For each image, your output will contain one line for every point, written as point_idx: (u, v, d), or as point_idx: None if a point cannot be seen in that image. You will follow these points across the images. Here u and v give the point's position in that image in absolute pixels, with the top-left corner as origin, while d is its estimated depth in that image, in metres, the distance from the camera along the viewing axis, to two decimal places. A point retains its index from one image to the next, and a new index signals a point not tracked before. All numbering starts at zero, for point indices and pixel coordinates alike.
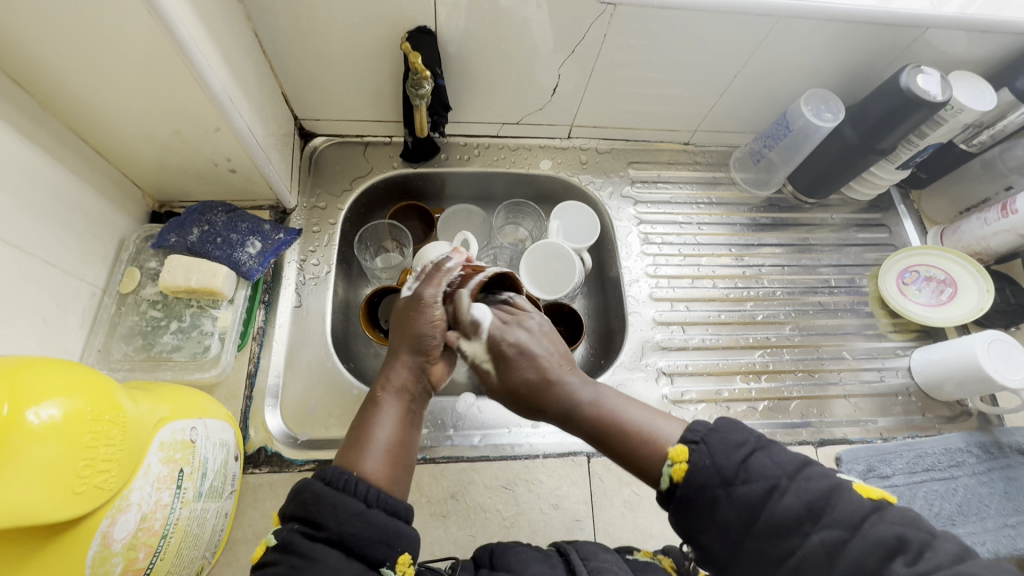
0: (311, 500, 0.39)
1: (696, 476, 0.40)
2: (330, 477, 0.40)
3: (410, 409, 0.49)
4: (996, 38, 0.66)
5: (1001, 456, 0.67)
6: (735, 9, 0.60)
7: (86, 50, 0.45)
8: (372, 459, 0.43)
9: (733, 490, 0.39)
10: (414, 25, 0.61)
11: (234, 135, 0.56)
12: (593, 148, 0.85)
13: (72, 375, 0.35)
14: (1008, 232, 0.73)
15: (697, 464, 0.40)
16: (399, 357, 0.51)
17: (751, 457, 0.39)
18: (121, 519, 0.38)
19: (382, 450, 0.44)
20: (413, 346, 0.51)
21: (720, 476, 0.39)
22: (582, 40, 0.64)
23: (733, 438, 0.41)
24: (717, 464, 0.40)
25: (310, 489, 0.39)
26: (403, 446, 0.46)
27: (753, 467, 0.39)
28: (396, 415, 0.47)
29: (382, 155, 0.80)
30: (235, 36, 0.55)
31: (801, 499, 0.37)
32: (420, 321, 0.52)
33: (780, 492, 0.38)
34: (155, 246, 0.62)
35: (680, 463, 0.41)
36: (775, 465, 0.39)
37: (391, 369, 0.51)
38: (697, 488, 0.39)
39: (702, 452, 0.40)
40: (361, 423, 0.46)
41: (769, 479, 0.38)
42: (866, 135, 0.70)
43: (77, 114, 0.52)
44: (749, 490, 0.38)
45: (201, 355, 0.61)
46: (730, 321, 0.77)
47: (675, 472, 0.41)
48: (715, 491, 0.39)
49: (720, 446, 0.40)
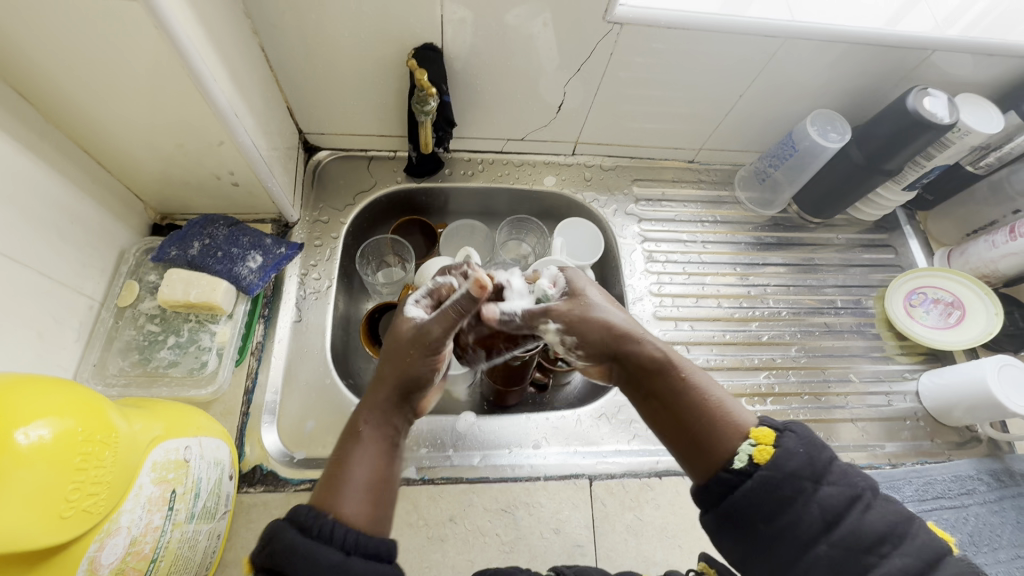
0: (280, 548, 0.34)
1: (785, 460, 0.36)
2: (304, 521, 0.35)
3: (396, 440, 0.43)
4: (1003, 61, 0.66)
5: (1013, 484, 0.66)
6: (741, 29, 0.60)
7: (91, 61, 0.44)
8: (352, 497, 0.38)
9: (820, 488, 0.36)
10: (420, 41, 0.61)
11: (238, 149, 0.56)
12: (597, 165, 0.85)
13: (65, 395, 0.35)
14: (1017, 255, 0.72)
15: (787, 449, 0.37)
16: (386, 389, 0.44)
17: (838, 460, 0.37)
18: (109, 544, 0.37)
19: (361, 485, 0.39)
20: (402, 381, 0.45)
21: (812, 469, 0.36)
22: (588, 58, 0.64)
23: (821, 438, 0.39)
24: (810, 455, 0.37)
25: (279, 538, 0.34)
26: (387, 479, 0.41)
27: (841, 470, 0.37)
28: (378, 448, 0.42)
29: (385, 170, 0.80)
30: (241, 50, 0.55)
31: (887, 519, 0.34)
32: (420, 360, 0.45)
33: (865, 505, 0.35)
34: (154, 259, 0.61)
35: (766, 444, 0.38)
36: (859, 476, 0.37)
37: (375, 403, 0.44)
38: (786, 475, 0.36)
39: (794, 440, 0.38)
40: (339, 460, 0.41)
41: (855, 488, 0.36)
42: (872, 156, 0.69)
43: (81, 126, 0.52)
44: (836, 492, 0.35)
45: (198, 371, 0.60)
46: (734, 341, 0.76)
47: (759, 453, 0.37)
48: (803, 483, 0.36)
49: (809, 439, 0.38)
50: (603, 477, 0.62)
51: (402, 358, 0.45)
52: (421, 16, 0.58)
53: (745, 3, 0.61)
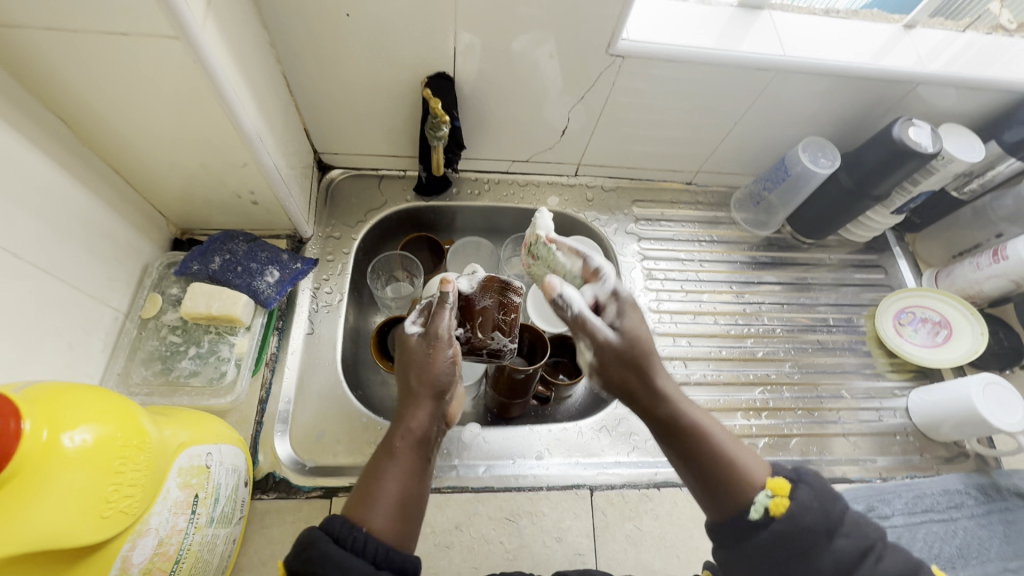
0: (317, 556, 0.37)
1: (802, 515, 0.39)
2: (337, 532, 0.38)
3: (427, 457, 0.45)
4: (983, 94, 0.70)
5: (1000, 498, 0.68)
6: (736, 62, 0.64)
7: (130, 89, 0.48)
8: (384, 513, 0.40)
9: (835, 541, 0.39)
10: (433, 70, 0.65)
11: (260, 169, 0.59)
12: (599, 185, 0.88)
13: (105, 401, 0.37)
14: (1002, 277, 0.75)
15: (802, 503, 0.40)
16: (421, 400, 0.46)
17: (847, 509, 0.40)
18: (140, 544, 0.39)
19: (394, 500, 0.41)
20: (436, 388, 0.47)
21: (826, 523, 0.39)
22: (591, 87, 0.68)
23: (829, 488, 0.42)
24: (823, 508, 0.40)
25: (316, 547, 0.37)
26: (416, 497, 0.42)
27: (852, 523, 0.40)
28: (409, 465, 0.43)
29: (395, 188, 0.83)
30: (266, 77, 0.58)
31: (897, 567, 0.38)
32: (440, 358, 0.48)
33: (877, 556, 0.39)
34: (177, 273, 0.64)
35: (783, 497, 0.40)
36: (869, 527, 0.40)
37: (412, 412, 0.45)
38: (803, 529, 0.39)
39: (808, 493, 0.40)
40: (373, 472, 0.42)
41: (868, 540, 0.39)
42: (861, 182, 0.73)
43: (114, 147, 0.55)
44: (848, 544, 0.39)
45: (217, 381, 0.62)
46: (730, 357, 0.79)
47: (775, 505, 0.40)
48: (819, 537, 0.39)
49: (823, 491, 0.41)
50: (604, 487, 0.64)
51: (432, 365, 0.47)
52: (435, 47, 0.61)
53: (739, 38, 0.65)
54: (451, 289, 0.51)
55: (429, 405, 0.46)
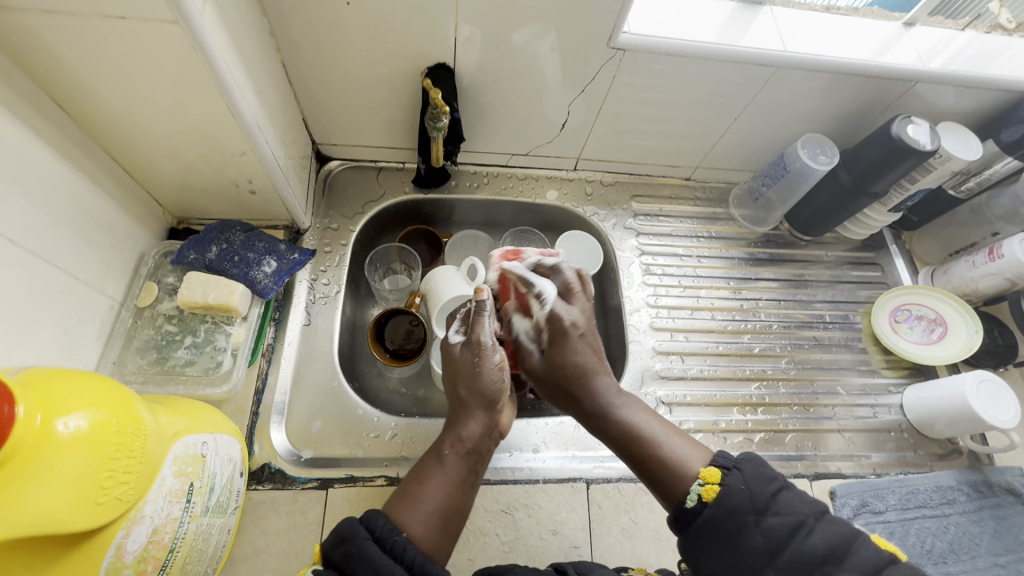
0: (356, 554, 0.40)
1: (729, 498, 0.44)
2: (378, 532, 0.42)
3: (472, 469, 0.50)
4: (982, 93, 0.70)
5: (991, 495, 0.69)
6: (737, 57, 0.64)
7: (128, 75, 0.47)
8: (423, 520, 0.44)
9: (764, 519, 0.43)
10: (433, 61, 0.64)
11: (259, 159, 0.59)
12: (598, 180, 0.88)
13: (100, 388, 0.37)
14: (997, 275, 0.75)
15: (731, 488, 0.45)
16: (472, 412, 0.52)
17: (781, 492, 0.44)
18: (134, 532, 0.39)
19: (433, 508, 0.45)
20: (485, 403, 0.52)
21: (753, 503, 0.44)
22: (592, 80, 0.67)
23: (765, 472, 0.46)
24: (751, 491, 0.44)
25: (357, 544, 0.41)
26: (457, 506, 0.47)
27: (783, 502, 0.44)
28: (456, 475, 0.48)
29: (394, 180, 0.83)
30: (265, 65, 0.58)
31: (825, 540, 0.42)
32: (488, 368, 0.53)
33: (807, 530, 0.42)
34: (175, 262, 0.64)
35: (712, 484, 0.45)
36: (804, 504, 0.44)
37: (463, 424, 0.51)
38: (730, 511, 0.44)
39: (737, 478, 0.45)
40: (420, 477, 0.48)
41: (798, 516, 0.43)
42: (859, 178, 0.73)
43: (111, 135, 0.54)
44: (778, 522, 0.43)
45: (213, 370, 0.62)
46: (727, 353, 0.79)
47: (706, 492, 0.45)
48: (746, 516, 0.43)
49: (754, 475, 0.45)
50: (599, 481, 0.64)
51: (478, 377, 0.53)
52: (436, 38, 0.61)
53: (740, 33, 0.65)
54: (484, 296, 0.57)
55: (480, 417, 0.52)
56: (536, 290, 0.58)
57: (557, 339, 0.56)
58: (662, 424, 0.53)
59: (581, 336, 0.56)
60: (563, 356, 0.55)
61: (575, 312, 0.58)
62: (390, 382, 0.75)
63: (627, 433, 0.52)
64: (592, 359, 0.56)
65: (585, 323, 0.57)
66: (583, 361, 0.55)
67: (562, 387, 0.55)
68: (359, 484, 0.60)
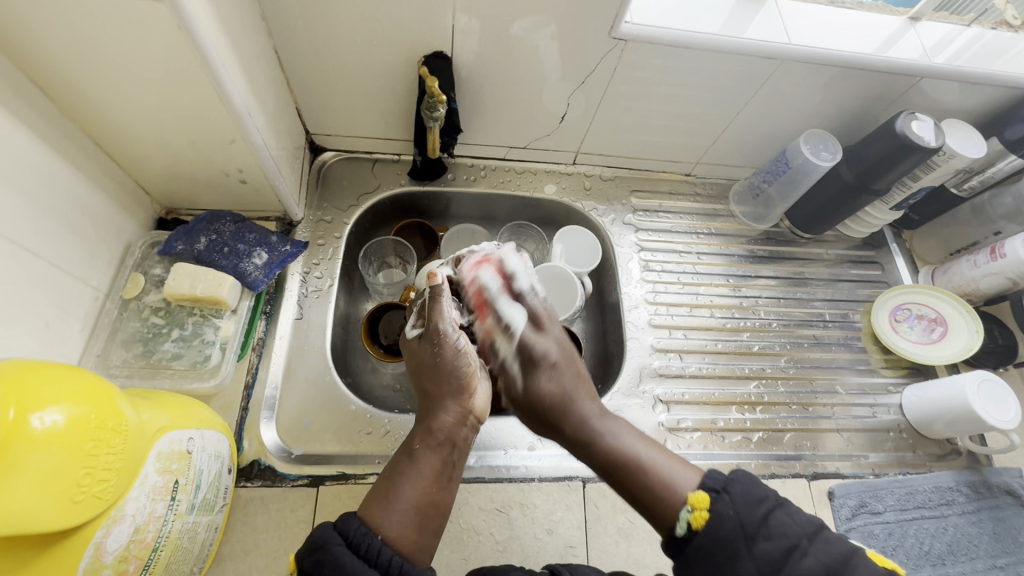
0: (328, 561, 0.39)
1: (718, 526, 0.43)
2: (352, 537, 0.41)
3: (447, 462, 0.48)
4: (987, 90, 0.69)
5: (990, 496, 0.68)
6: (741, 50, 0.62)
7: (111, 57, 0.45)
8: (398, 519, 0.43)
9: (755, 545, 0.42)
10: (430, 50, 0.63)
11: (249, 147, 0.57)
12: (597, 174, 0.87)
13: (78, 381, 0.35)
14: (998, 275, 0.75)
15: (720, 514, 0.44)
16: (442, 404, 0.51)
17: (773, 514, 0.44)
18: (115, 530, 0.38)
19: (409, 507, 0.44)
20: (454, 392, 0.51)
21: (744, 530, 0.43)
22: (592, 72, 0.66)
23: (755, 493, 0.45)
24: (741, 517, 0.43)
25: (329, 550, 0.40)
26: (434, 503, 0.46)
27: (774, 524, 0.43)
28: (431, 471, 0.47)
29: (389, 172, 0.81)
30: (256, 51, 0.56)
31: (820, 562, 0.41)
32: (449, 354, 0.52)
33: (801, 552, 0.42)
34: (161, 253, 0.62)
35: (701, 511, 0.44)
36: (796, 525, 0.43)
37: (433, 417, 0.50)
38: (721, 539, 0.43)
39: (726, 503, 0.44)
40: (392, 476, 0.46)
41: (791, 539, 0.42)
42: (862, 176, 0.72)
43: (94, 120, 0.52)
44: (770, 547, 0.42)
45: (201, 364, 0.60)
46: (726, 351, 0.78)
47: (694, 519, 0.44)
48: (737, 544, 0.42)
49: (743, 498, 0.44)
50: (596, 480, 0.63)
51: (442, 368, 0.52)
52: (432, 25, 0.59)
53: (744, 26, 0.64)
54: (438, 283, 0.52)
55: (451, 408, 0.51)
56: (504, 318, 0.58)
57: (529, 368, 0.56)
58: (650, 444, 0.52)
59: (553, 366, 0.56)
60: (540, 389, 0.55)
61: (549, 341, 0.57)
62: (384, 378, 0.73)
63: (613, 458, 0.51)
64: (567, 386, 0.56)
65: (558, 353, 0.57)
66: (558, 389, 0.55)
67: (543, 420, 0.55)
68: (350, 482, 0.59)
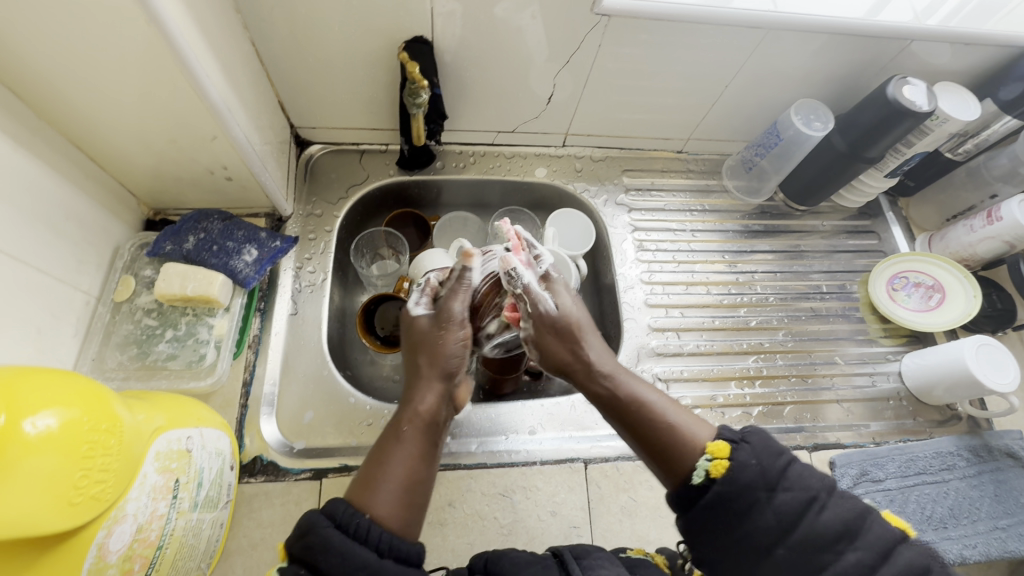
0: (317, 543, 0.38)
1: (739, 473, 0.41)
2: (340, 518, 0.40)
3: (433, 442, 0.47)
4: (981, 50, 0.67)
5: (990, 459, 0.68)
6: (727, 20, 0.61)
7: (83, 59, 0.45)
8: (388, 497, 0.42)
9: (776, 496, 0.41)
10: (410, 35, 0.61)
11: (232, 143, 0.56)
12: (588, 155, 0.86)
13: (69, 385, 0.35)
14: (995, 239, 0.74)
15: (742, 462, 0.42)
16: (429, 384, 0.49)
17: (792, 467, 0.42)
18: (117, 531, 0.38)
19: (397, 486, 0.43)
20: (442, 372, 0.50)
21: (765, 479, 0.41)
22: (578, 50, 0.65)
23: (774, 446, 0.43)
24: (762, 466, 0.42)
25: (318, 533, 0.39)
26: (420, 482, 0.45)
27: (794, 477, 0.42)
28: (418, 451, 0.46)
29: (377, 162, 0.80)
30: (233, 45, 0.55)
31: (839, 516, 0.40)
32: (444, 339, 0.51)
33: (820, 506, 0.41)
34: (150, 254, 0.62)
35: (722, 459, 0.42)
36: (814, 478, 0.42)
37: (420, 397, 0.49)
38: (742, 486, 0.41)
39: (747, 452, 0.42)
40: (379, 456, 0.45)
41: (810, 491, 0.41)
42: (855, 144, 0.71)
43: (72, 123, 0.52)
44: (790, 498, 0.41)
45: (196, 364, 0.60)
46: (724, 327, 0.78)
47: (715, 467, 0.42)
48: (758, 493, 0.41)
49: (763, 449, 0.43)
50: (598, 460, 0.64)
51: (437, 350, 0.50)
52: (411, 10, 0.58)
53: None
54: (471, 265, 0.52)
55: (437, 388, 0.49)
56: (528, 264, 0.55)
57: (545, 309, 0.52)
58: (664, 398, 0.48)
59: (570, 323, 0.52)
60: (555, 346, 0.51)
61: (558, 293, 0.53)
62: (383, 369, 0.74)
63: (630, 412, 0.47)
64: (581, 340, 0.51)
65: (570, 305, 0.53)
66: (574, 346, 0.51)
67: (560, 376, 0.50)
68: (353, 473, 0.59)
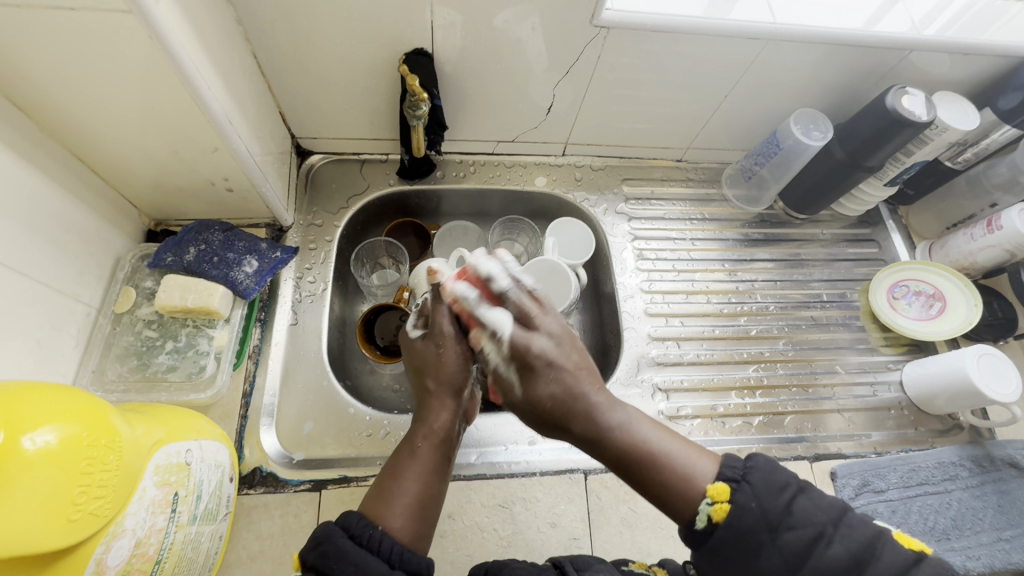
0: (332, 552, 0.39)
1: (740, 519, 0.41)
2: (354, 529, 0.41)
3: (446, 458, 0.48)
4: (978, 60, 0.68)
5: (993, 469, 0.68)
6: (725, 32, 0.61)
7: (85, 74, 0.45)
8: (401, 511, 0.43)
9: (780, 535, 0.40)
10: (410, 47, 0.62)
11: (233, 155, 0.57)
12: (587, 164, 0.86)
13: (68, 400, 0.35)
14: (995, 247, 0.74)
15: (742, 505, 0.41)
16: (441, 401, 0.50)
17: (795, 502, 0.41)
18: (115, 546, 0.38)
19: (410, 501, 0.44)
20: (453, 390, 0.50)
21: (767, 521, 0.40)
22: (576, 61, 0.65)
23: (776, 480, 0.42)
24: (763, 507, 0.41)
25: (334, 542, 0.40)
26: (431, 497, 0.45)
27: (798, 513, 0.41)
28: (430, 467, 0.46)
29: (377, 172, 0.81)
30: (234, 59, 0.56)
31: (846, 549, 0.40)
32: (450, 357, 0.50)
33: (826, 541, 0.40)
34: (151, 265, 0.62)
35: (722, 503, 0.41)
36: (820, 511, 0.41)
37: (433, 414, 0.49)
38: (744, 532, 0.40)
39: (747, 494, 0.41)
40: (393, 471, 0.46)
41: (816, 527, 0.40)
42: (855, 153, 0.71)
43: (75, 137, 0.52)
44: (795, 536, 0.40)
45: (196, 376, 0.60)
46: (724, 336, 0.78)
47: (716, 512, 0.41)
48: (761, 535, 0.40)
49: (764, 488, 0.41)
50: (598, 471, 0.63)
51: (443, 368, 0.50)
52: (410, 23, 0.58)
53: (728, 7, 0.63)
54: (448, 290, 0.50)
55: (450, 405, 0.50)
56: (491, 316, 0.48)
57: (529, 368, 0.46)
58: (663, 434, 0.46)
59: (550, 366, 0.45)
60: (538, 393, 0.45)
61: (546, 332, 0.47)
62: (383, 379, 0.74)
63: (628, 453, 0.45)
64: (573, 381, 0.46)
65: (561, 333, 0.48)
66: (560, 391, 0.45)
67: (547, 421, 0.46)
68: (352, 484, 0.59)
